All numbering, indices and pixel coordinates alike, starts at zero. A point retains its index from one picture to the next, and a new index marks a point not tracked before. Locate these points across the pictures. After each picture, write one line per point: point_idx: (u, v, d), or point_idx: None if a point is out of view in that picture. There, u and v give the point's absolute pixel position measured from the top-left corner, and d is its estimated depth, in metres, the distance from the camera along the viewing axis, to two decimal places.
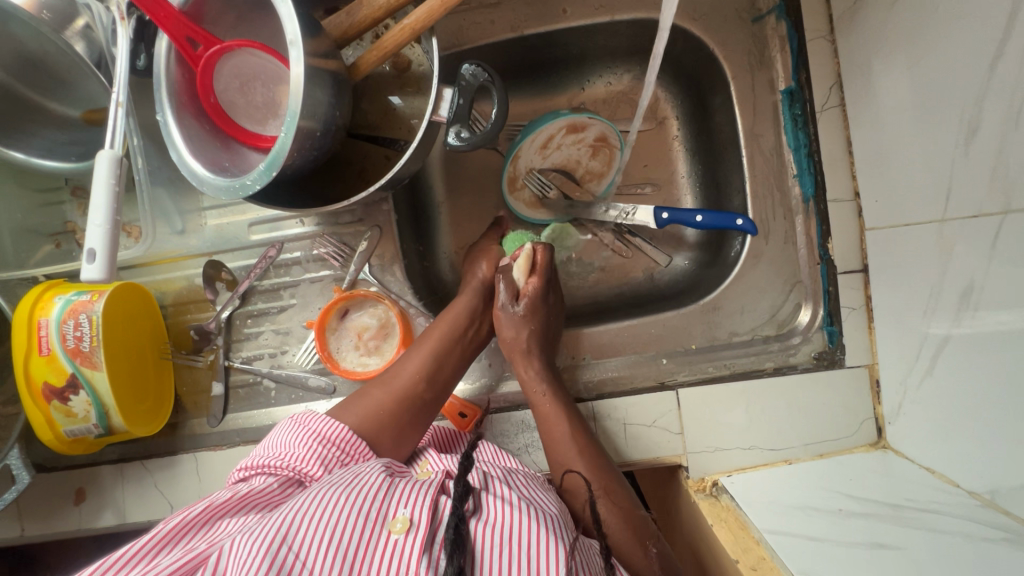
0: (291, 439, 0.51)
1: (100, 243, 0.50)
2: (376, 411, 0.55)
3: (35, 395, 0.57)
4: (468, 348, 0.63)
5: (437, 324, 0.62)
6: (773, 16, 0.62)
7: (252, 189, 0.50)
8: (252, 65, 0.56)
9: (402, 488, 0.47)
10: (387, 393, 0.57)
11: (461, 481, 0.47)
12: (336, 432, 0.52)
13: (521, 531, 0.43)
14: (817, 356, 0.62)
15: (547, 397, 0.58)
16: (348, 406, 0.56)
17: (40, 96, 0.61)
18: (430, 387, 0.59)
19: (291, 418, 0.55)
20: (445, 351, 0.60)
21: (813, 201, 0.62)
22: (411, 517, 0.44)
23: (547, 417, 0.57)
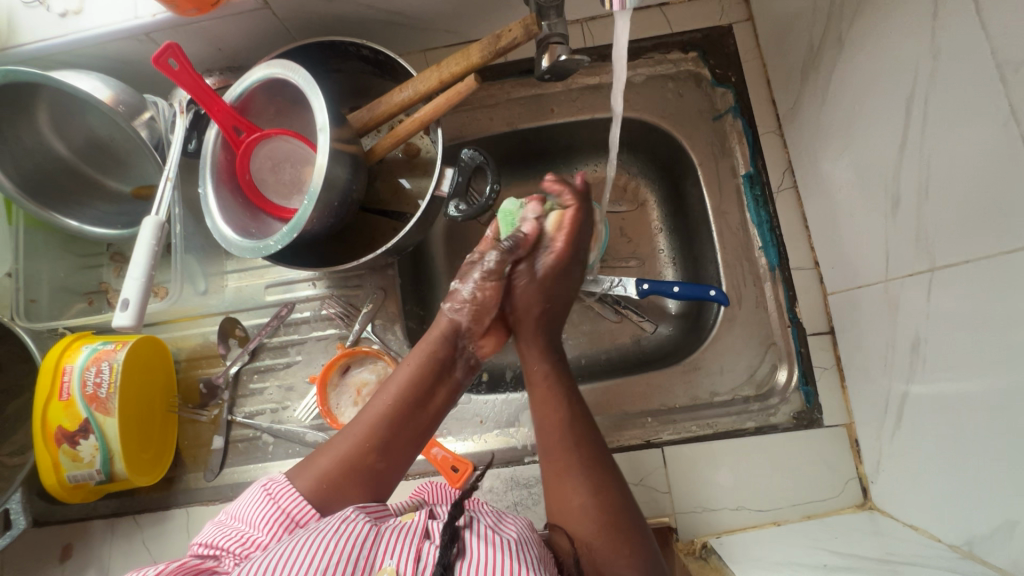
0: (255, 512, 0.49)
1: (135, 295, 0.56)
2: (325, 475, 0.52)
3: (47, 439, 0.59)
4: (431, 403, 0.60)
5: (401, 368, 0.60)
6: (730, 115, 0.72)
7: (273, 249, 0.57)
8: (285, 149, 0.67)
9: (389, 535, 0.46)
10: (336, 458, 0.54)
11: (449, 526, 0.47)
12: (304, 514, 0.49)
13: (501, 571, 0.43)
14: (796, 416, 0.64)
15: (546, 379, 0.60)
16: (305, 467, 0.54)
17: (100, 174, 0.72)
18: (389, 444, 0.56)
19: (263, 482, 0.52)
20: (400, 415, 0.58)
21: (779, 270, 0.68)
22: (397, 569, 0.43)
23: (546, 412, 0.58)
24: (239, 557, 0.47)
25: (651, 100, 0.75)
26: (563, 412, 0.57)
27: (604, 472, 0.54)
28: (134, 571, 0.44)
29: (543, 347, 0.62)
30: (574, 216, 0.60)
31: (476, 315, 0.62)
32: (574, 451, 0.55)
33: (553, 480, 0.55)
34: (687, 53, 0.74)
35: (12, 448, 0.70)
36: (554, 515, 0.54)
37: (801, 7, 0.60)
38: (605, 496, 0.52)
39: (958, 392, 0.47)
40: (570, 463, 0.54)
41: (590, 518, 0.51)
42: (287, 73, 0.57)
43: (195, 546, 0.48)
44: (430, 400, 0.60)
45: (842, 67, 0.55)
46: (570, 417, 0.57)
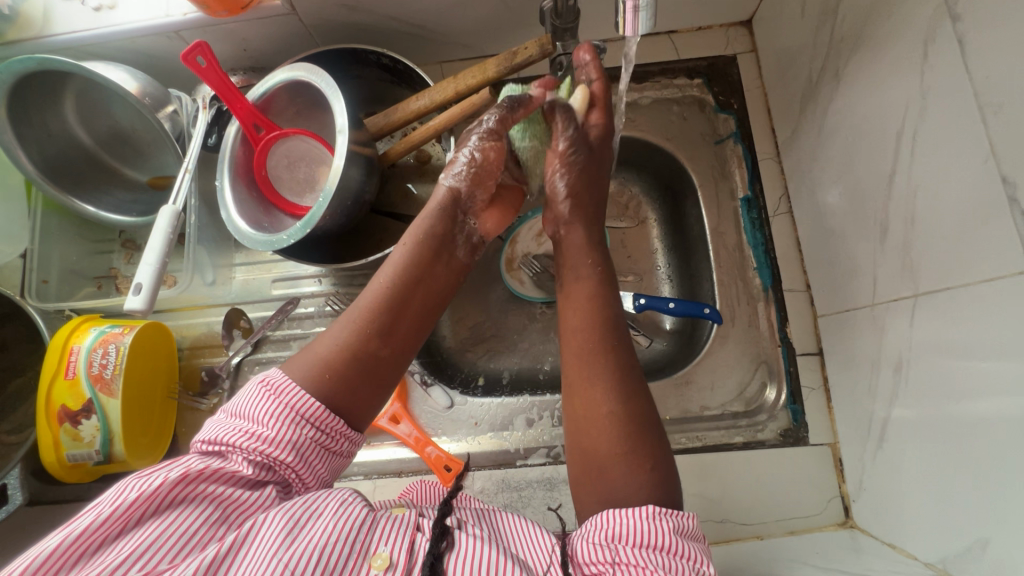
0: (258, 408, 0.47)
1: (148, 280, 0.58)
2: (324, 365, 0.50)
3: (50, 417, 0.60)
4: (435, 285, 0.56)
5: (399, 249, 0.56)
6: (731, 140, 0.75)
7: (286, 243, 0.59)
8: (302, 149, 0.69)
9: (383, 523, 0.47)
10: (333, 346, 0.51)
11: (440, 521, 0.48)
12: (310, 408, 0.48)
13: (495, 567, 0.44)
14: (783, 433, 0.66)
15: (585, 281, 0.57)
16: (302, 356, 0.51)
17: (119, 163, 0.74)
18: (389, 331, 0.53)
19: (260, 378, 0.50)
20: (405, 296, 0.55)
21: (772, 290, 0.70)
22: (391, 557, 0.44)
23: (575, 314, 0.55)
24: (249, 453, 0.46)
25: (656, 122, 0.78)
26: (588, 308, 0.55)
27: (624, 377, 0.52)
28: (134, 477, 0.42)
29: (586, 247, 0.59)
30: (598, 115, 0.60)
31: (476, 179, 0.57)
32: (597, 362, 0.52)
33: (573, 385, 0.53)
34: (692, 79, 0.77)
35: (10, 426, 0.71)
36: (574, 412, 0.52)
37: (801, 42, 0.63)
38: (628, 411, 0.50)
39: (940, 416, 0.48)
40: (594, 363, 0.52)
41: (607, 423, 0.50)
42: (312, 76, 0.59)
43: (198, 442, 0.47)
44: (431, 280, 0.56)
45: (839, 99, 0.58)
46: (594, 321, 0.54)
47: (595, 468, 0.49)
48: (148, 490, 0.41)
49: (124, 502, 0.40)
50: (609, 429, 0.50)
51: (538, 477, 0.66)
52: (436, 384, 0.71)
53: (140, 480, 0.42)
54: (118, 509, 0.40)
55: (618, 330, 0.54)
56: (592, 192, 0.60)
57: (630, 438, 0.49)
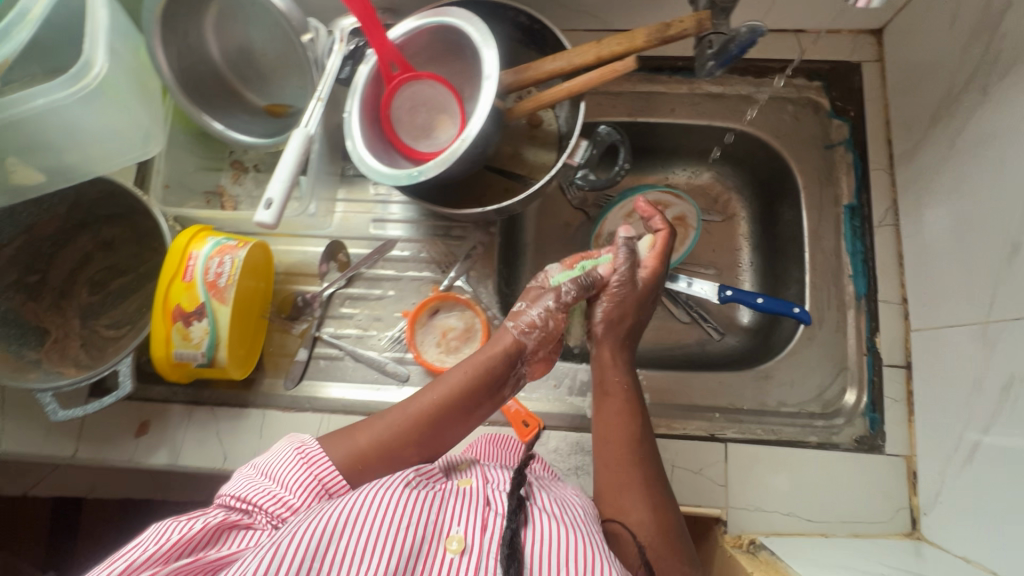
0: (287, 473, 0.53)
1: (279, 196, 0.59)
2: (360, 457, 0.56)
3: (165, 315, 0.63)
4: (473, 413, 0.61)
5: (459, 369, 0.61)
6: (842, 147, 0.75)
7: (417, 180, 0.60)
8: (427, 94, 0.70)
9: (453, 505, 0.50)
10: (372, 441, 0.57)
11: (513, 495, 0.51)
12: (331, 482, 0.54)
13: (567, 548, 0.47)
14: (858, 439, 0.67)
15: (626, 390, 0.62)
16: (342, 439, 0.57)
17: (243, 86, 0.77)
18: (426, 444, 0.58)
19: (295, 443, 0.57)
20: (447, 415, 0.59)
21: (865, 300, 0.70)
22: (465, 536, 0.48)
23: (610, 427, 0.60)
24: (271, 514, 0.50)
25: (768, 118, 0.78)
26: (625, 419, 0.60)
27: (655, 484, 0.56)
28: (172, 521, 0.48)
29: (621, 361, 0.64)
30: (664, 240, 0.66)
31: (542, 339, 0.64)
32: (636, 470, 0.57)
33: (609, 488, 0.57)
34: (811, 82, 0.77)
35: (110, 321, 0.75)
36: (610, 508, 0.56)
37: (944, 56, 0.63)
38: (662, 518, 0.54)
39: None
40: (628, 475, 0.57)
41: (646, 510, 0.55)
42: (460, 22, 0.61)
43: (225, 497, 0.51)
44: (470, 417, 0.61)
45: (981, 115, 0.58)
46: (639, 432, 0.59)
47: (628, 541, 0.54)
48: (181, 534, 0.46)
49: (165, 544, 0.45)
50: (652, 528, 0.54)
51: None
52: None
53: (180, 523, 0.47)
54: (159, 548, 0.45)
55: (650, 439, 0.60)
56: (630, 320, 0.65)
57: (664, 526, 0.54)
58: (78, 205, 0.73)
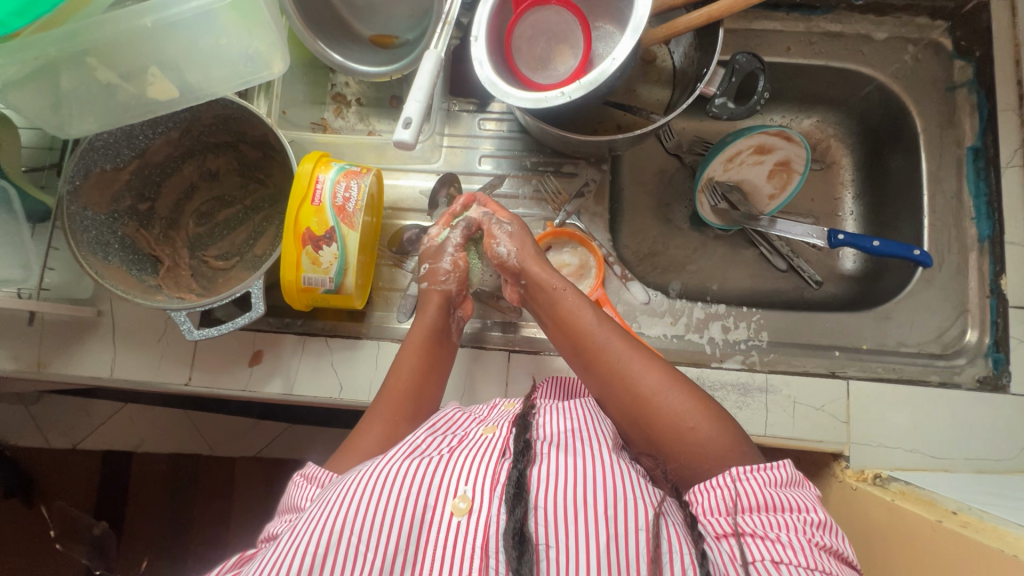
0: (296, 494, 0.54)
1: (417, 115, 0.58)
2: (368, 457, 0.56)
3: (295, 238, 0.62)
4: (439, 381, 0.64)
5: (406, 349, 0.63)
6: (965, 89, 0.74)
7: (559, 102, 0.58)
8: (546, 23, 0.69)
9: (461, 461, 0.48)
10: (371, 443, 0.57)
11: (520, 438, 0.50)
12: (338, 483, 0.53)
13: (579, 494, 0.46)
14: (981, 379, 0.67)
15: (565, 288, 0.62)
16: (342, 457, 0.56)
17: (351, 16, 0.75)
18: (415, 415, 0.60)
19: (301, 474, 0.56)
20: (421, 380, 0.62)
21: (988, 243, 0.70)
22: (472, 493, 0.46)
23: (578, 334, 0.60)
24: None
25: (887, 59, 0.76)
26: (588, 318, 0.60)
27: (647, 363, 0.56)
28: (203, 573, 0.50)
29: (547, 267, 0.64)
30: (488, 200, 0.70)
31: (461, 278, 0.68)
32: (622, 365, 0.56)
33: (615, 390, 0.56)
34: (934, 21, 0.75)
35: (219, 252, 0.74)
36: (631, 414, 0.55)
37: None
38: (665, 388, 0.54)
39: None
40: (614, 370, 0.56)
41: (637, 379, 0.55)
42: None
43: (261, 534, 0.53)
44: (436, 379, 0.63)
45: None
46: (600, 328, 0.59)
47: (657, 415, 0.53)
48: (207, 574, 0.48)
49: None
50: (673, 403, 0.53)
51: (734, 381, 0.67)
52: (637, 280, 0.72)
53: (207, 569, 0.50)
54: None
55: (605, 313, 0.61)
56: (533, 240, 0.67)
57: (667, 380, 0.55)
58: (190, 131, 0.70)
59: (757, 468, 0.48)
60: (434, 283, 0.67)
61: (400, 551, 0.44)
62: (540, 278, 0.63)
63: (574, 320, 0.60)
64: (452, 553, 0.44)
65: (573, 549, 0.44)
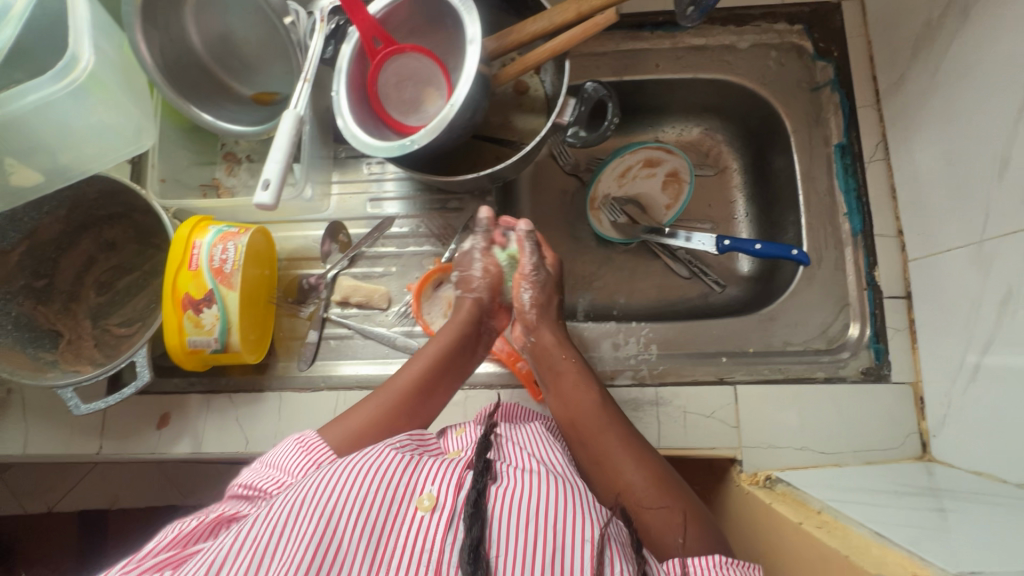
0: (290, 459, 0.55)
1: (275, 176, 0.60)
2: (358, 439, 0.57)
3: (174, 304, 0.63)
4: (444, 392, 0.64)
5: (421, 355, 0.65)
6: (828, 88, 0.76)
7: (410, 150, 0.61)
8: (411, 68, 0.70)
9: (431, 465, 0.52)
10: (367, 425, 0.59)
11: (482, 458, 0.52)
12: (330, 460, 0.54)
13: (539, 502, 0.48)
14: (864, 370, 0.68)
15: (577, 363, 0.65)
16: (335, 424, 0.59)
17: (228, 77, 0.77)
18: (411, 418, 0.61)
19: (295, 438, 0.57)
20: (428, 380, 0.63)
21: (861, 236, 0.71)
22: (437, 496, 0.49)
23: (573, 401, 0.62)
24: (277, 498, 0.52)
25: (752, 67, 0.78)
26: (589, 396, 0.62)
27: (645, 454, 0.58)
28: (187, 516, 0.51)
29: (569, 343, 0.67)
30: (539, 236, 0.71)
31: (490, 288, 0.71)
32: (620, 445, 0.58)
33: (602, 468, 0.58)
34: (792, 25, 0.77)
35: (121, 319, 0.76)
36: (613, 490, 0.56)
37: None
38: (656, 479, 0.55)
39: None
40: (608, 444, 0.59)
41: (628, 472, 0.56)
42: None
43: (236, 488, 0.55)
44: (440, 394, 0.64)
45: (964, 39, 0.58)
46: (601, 402, 0.62)
47: (638, 506, 0.54)
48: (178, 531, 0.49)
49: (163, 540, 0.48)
50: (659, 492, 0.54)
51: (624, 397, 0.68)
52: None
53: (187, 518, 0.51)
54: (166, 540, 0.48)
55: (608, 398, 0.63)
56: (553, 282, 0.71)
57: (658, 484, 0.55)
58: (78, 207, 0.73)
59: (734, 563, 0.48)
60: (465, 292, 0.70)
61: (365, 535, 0.46)
62: (552, 344, 0.66)
63: (576, 404, 0.62)
64: (410, 546, 0.46)
65: (516, 554, 0.45)
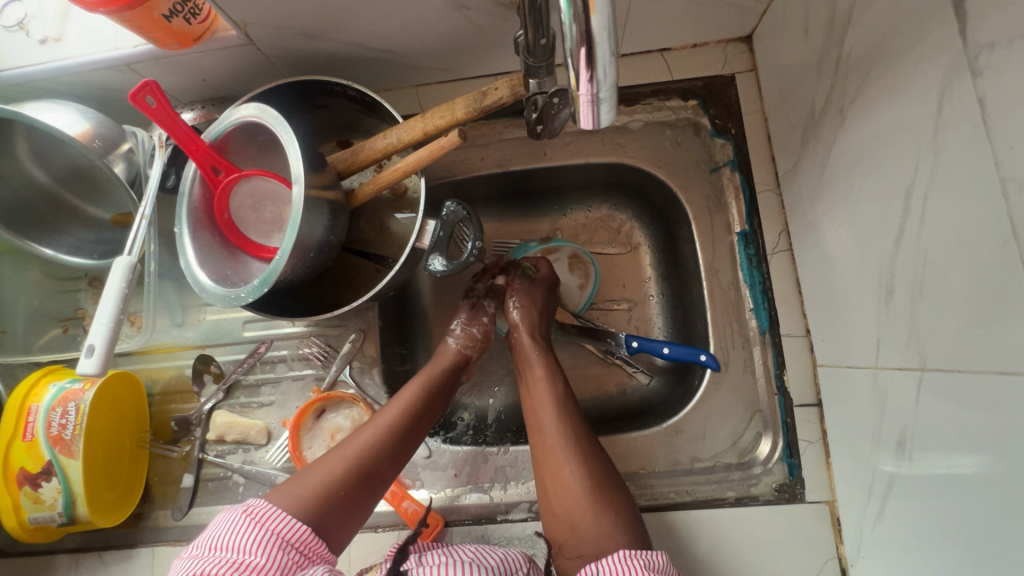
0: (240, 539, 0.47)
1: (101, 340, 0.54)
2: (313, 497, 0.53)
3: (8, 481, 0.58)
4: (422, 425, 0.62)
5: (395, 402, 0.62)
6: (728, 168, 0.70)
7: (245, 301, 0.55)
8: (265, 189, 0.64)
9: None
10: (333, 470, 0.56)
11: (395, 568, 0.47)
12: (296, 533, 0.49)
13: None
14: (777, 488, 0.62)
15: (545, 363, 0.66)
16: (285, 488, 0.54)
17: (79, 201, 0.70)
18: (379, 469, 0.58)
19: (243, 507, 0.51)
20: (405, 428, 0.61)
21: (769, 334, 0.66)
22: None
23: (535, 399, 0.63)
24: None
25: (647, 147, 0.72)
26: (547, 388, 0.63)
27: (594, 448, 0.58)
28: None
29: (541, 344, 0.69)
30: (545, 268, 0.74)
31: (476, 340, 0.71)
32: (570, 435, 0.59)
33: (542, 460, 0.58)
34: (687, 101, 0.71)
35: None
36: (547, 477, 0.57)
37: (806, 67, 0.57)
38: (593, 472, 0.56)
39: (949, 504, 0.43)
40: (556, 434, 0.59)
41: (579, 483, 0.55)
42: (263, 116, 0.55)
43: None
44: (414, 436, 0.62)
45: (843, 138, 0.52)
46: (562, 395, 0.63)
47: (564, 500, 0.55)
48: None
49: None
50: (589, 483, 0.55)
51: (521, 534, 0.63)
52: None
53: None
54: None
55: (571, 401, 0.62)
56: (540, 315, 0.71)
57: (592, 476, 0.56)
58: None
59: (637, 553, 0.48)
60: (456, 338, 0.71)
61: None
62: (525, 343, 0.69)
63: (536, 399, 0.63)
64: None
65: None
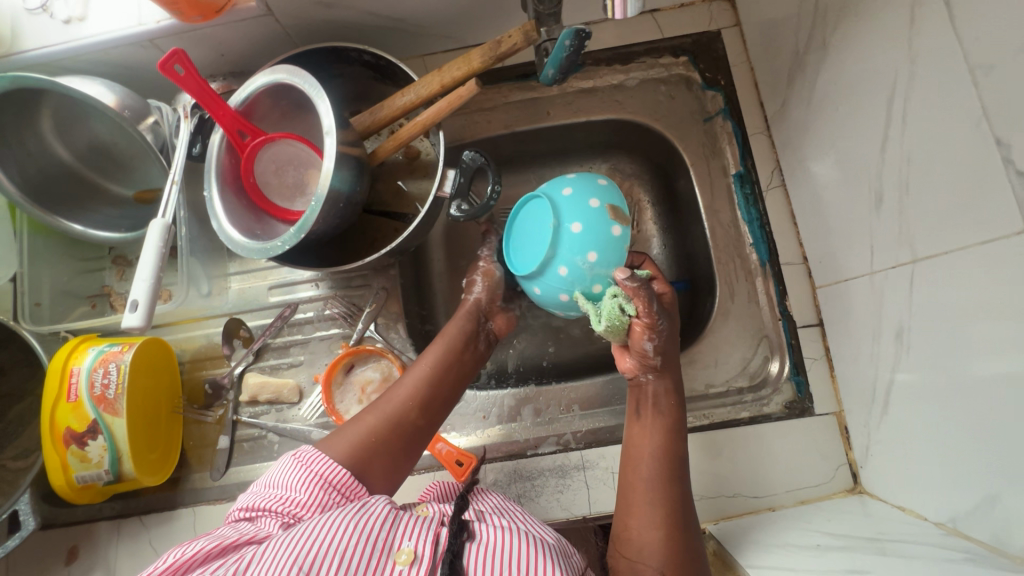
0: (289, 477, 0.49)
1: (143, 296, 0.56)
2: (360, 442, 0.54)
3: (56, 440, 0.60)
4: (456, 380, 0.63)
5: (425, 354, 0.63)
6: (720, 117, 0.75)
7: (281, 249, 0.58)
8: (288, 153, 0.68)
9: (406, 519, 0.47)
10: (377, 419, 0.56)
11: (455, 518, 0.49)
12: (338, 476, 0.49)
13: (513, 550, 0.45)
14: (788, 405, 0.67)
15: (662, 411, 0.60)
16: (334, 438, 0.54)
17: (103, 179, 0.72)
18: (418, 421, 0.58)
19: (293, 453, 0.52)
20: (438, 374, 0.62)
21: (769, 265, 0.70)
22: (416, 550, 0.45)
23: (644, 442, 0.58)
24: (282, 516, 0.47)
25: (644, 102, 0.77)
26: (658, 440, 0.58)
27: (687, 522, 0.53)
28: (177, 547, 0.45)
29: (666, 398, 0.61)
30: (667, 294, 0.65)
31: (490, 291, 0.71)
32: (671, 503, 0.54)
33: (633, 504, 0.54)
34: (677, 57, 0.76)
35: (15, 452, 0.70)
36: (631, 521, 0.54)
37: (787, 12, 0.63)
38: (679, 545, 0.51)
39: (949, 380, 0.48)
40: (655, 488, 0.54)
41: (658, 548, 0.51)
42: (293, 78, 0.58)
43: (235, 511, 0.49)
44: (447, 389, 0.62)
45: (826, 68, 0.58)
46: (679, 464, 0.57)
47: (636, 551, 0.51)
48: (178, 558, 0.43)
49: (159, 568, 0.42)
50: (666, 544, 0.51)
51: (550, 466, 0.65)
52: None
53: (180, 547, 0.44)
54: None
55: (682, 471, 0.56)
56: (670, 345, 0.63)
57: (673, 544, 0.51)
58: None
59: None
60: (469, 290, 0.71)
61: None
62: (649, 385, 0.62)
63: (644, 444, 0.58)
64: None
65: None
